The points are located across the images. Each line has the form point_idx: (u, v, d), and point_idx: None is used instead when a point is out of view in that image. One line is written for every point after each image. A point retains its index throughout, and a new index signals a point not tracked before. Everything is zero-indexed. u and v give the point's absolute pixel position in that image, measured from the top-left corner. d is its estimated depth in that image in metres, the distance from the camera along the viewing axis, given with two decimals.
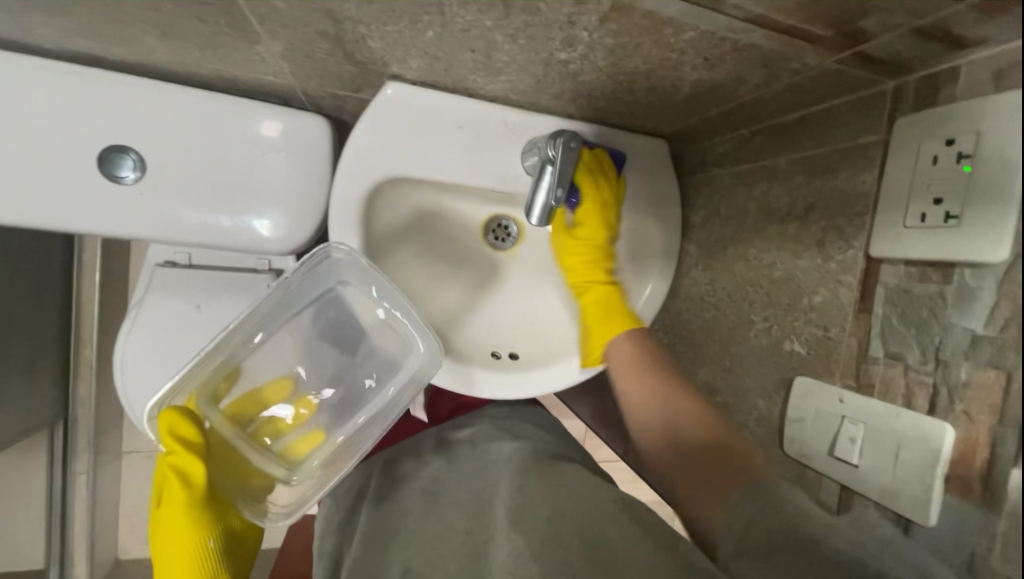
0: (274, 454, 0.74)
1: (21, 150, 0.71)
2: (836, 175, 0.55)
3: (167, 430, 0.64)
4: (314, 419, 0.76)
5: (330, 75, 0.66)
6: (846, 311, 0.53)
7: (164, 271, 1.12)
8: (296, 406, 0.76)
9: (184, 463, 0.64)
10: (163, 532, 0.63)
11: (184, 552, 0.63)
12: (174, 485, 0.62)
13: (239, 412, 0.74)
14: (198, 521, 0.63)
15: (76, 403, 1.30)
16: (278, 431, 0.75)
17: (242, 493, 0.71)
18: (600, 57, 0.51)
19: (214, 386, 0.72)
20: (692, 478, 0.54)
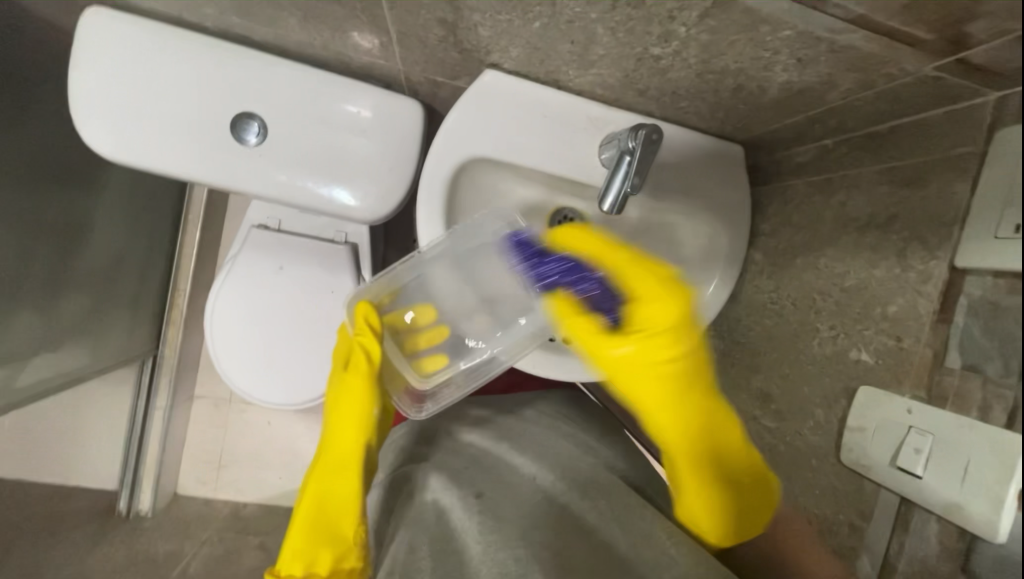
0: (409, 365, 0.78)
1: (173, 110, 0.84)
2: (924, 186, 0.55)
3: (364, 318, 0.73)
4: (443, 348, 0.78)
5: (435, 61, 0.73)
6: (923, 321, 0.52)
7: (257, 232, 1.25)
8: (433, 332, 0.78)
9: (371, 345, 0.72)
10: (341, 402, 0.73)
11: (355, 414, 0.72)
12: (360, 357, 0.72)
13: (395, 321, 0.77)
14: (371, 391, 0.72)
15: (166, 343, 1.45)
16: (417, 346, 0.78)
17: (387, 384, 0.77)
18: (692, 53, 0.54)
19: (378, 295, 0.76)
20: None
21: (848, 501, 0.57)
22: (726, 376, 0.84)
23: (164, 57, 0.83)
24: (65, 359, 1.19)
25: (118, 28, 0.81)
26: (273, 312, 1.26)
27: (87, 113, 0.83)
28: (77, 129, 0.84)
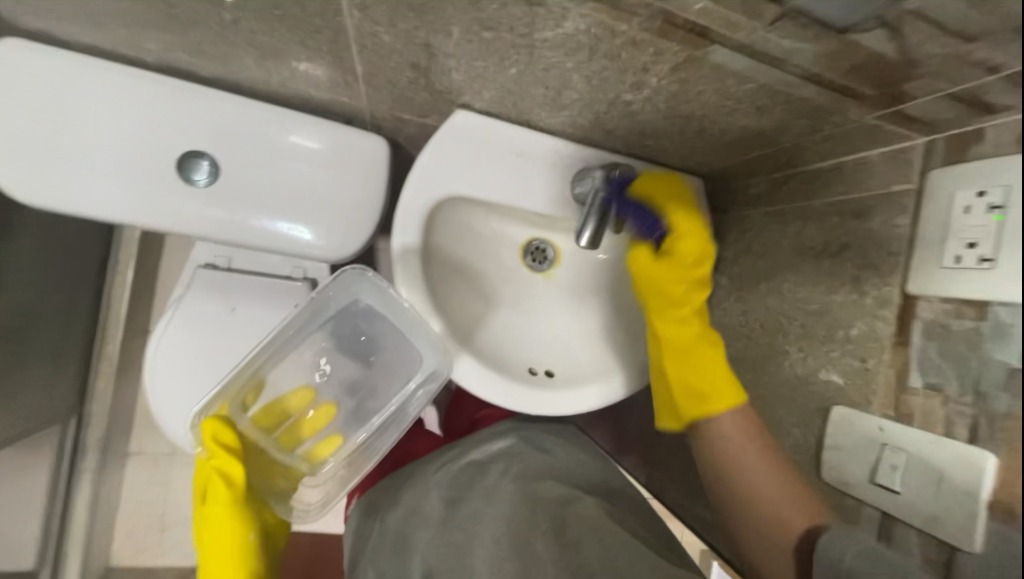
0: (296, 457, 0.81)
1: (110, 150, 0.77)
2: (871, 218, 0.60)
3: (212, 437, 0.71)
4: (330, 425, 0.83)
5: (403, 100, 0.72)
6: (884, 344, 0.57)
7: (204, 273, 1.16)
8: (314, 415, 0.83)
9: (226, 465, 0.70)
10: (207, 536, 0.69)
11: (227, 544, 0.68)
12: (219, 484, 0.69)
13: (270, 421, 0.81)
14: (241, 514, 0.70)
15: (92, 399, 1.31)
16: (297, 437, 0.82)
17: (272, 490, 0.78)
18: (661, 100, 0.57)
19: (242, 399, 0.78)
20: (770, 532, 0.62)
21: None
22: None
23: (99, 95, 0.75)
24: None
25: (39, 61, 0.73)
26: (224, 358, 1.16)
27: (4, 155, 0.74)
28: None
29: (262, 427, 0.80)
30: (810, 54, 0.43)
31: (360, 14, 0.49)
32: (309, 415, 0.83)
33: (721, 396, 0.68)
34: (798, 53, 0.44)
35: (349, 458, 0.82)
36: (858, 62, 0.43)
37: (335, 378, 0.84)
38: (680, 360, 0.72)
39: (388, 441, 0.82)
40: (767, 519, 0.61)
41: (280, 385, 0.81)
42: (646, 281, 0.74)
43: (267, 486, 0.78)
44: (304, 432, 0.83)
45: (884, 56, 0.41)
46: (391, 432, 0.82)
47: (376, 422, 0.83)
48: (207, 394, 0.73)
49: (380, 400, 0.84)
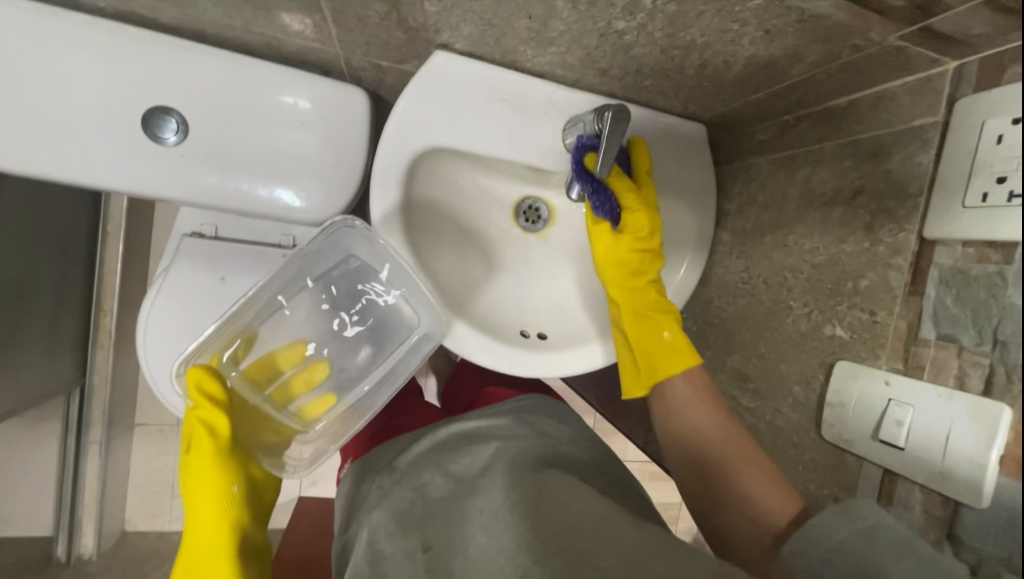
0: (288, 413, 0.80)
1: (70, 106, 0.72)
2: (889, 157, 0.54)
3: (195, 385, 0.69)
4: (325, 383, 0.82)
5: (377, 42, 0.66)
6: (896, 294, 0.53)
7: (190, 241, 1.12)
8: (308, 370, 0.81)
9: (211, 416, 0.69)
10: (192, 486, 0.67)
11: (213, 497, 0.67)
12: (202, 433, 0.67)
13: (262, 375, 0.79)
14: (227, 465, 0.68)
15: (93, 370, 1.32)
16: (290, 393, 0.81)
17: (261, 445, 0.76)
18: (657, 27, 0.51)
19: (232, 350, 0.77)
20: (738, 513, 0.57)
21: (832, 475, 0.58)
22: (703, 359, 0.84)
23: (54, 47, 0.70)
24: None
25: None
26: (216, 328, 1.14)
27: None
28: None
29: (252, 381, 0.78)
30: None
31: None
32: (305, 369, 0.81)
33: (675, 362, 0.68)
34: None
35: (342, 417, 0.81)
36: None
37: (330, 336, 0.83)
38: (633, 320, 0.71)
39: (380, 402, 0.81)
40: (751, 512, 0.55)
41: (271, 339, 0.80)
42: (607, 250, 0.73)
43: (257, 441, 0.77)
44: (297, 388, 0.81)
45: None
46: (384, 392, 0.81)
47: (371, 382, 0.82)
48: (196, 339, 0.71)
49: (375, 357, 0.83)
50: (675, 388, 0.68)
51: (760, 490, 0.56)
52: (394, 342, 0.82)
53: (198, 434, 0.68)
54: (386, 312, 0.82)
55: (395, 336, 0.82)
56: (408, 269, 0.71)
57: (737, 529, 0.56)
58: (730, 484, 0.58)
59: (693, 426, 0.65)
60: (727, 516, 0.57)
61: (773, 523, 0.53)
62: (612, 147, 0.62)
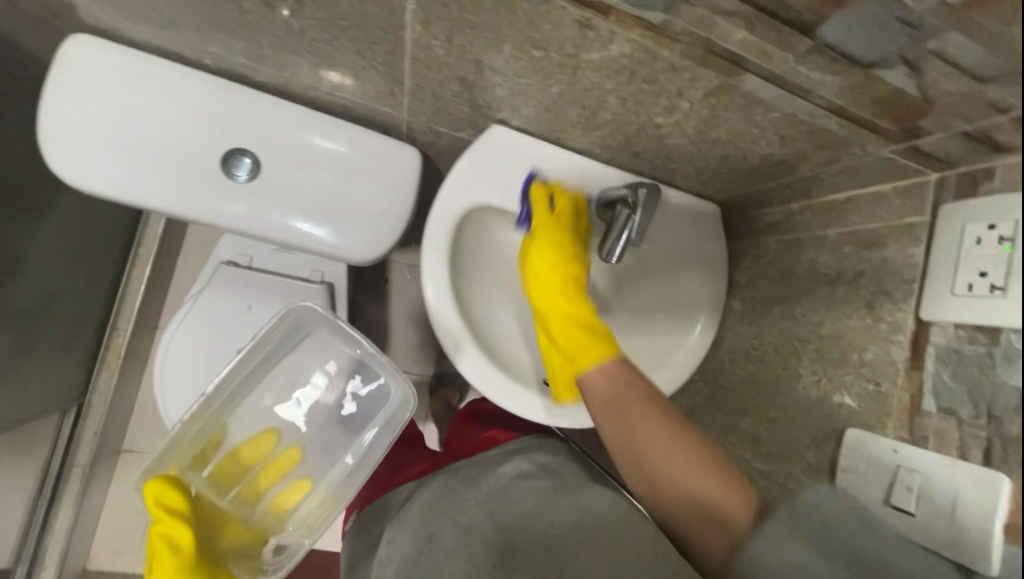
0: (259, 510, 0.85)
1: (161, 142, 0.80)
2: (885, 247, 0.63)
3: (156, 501, 0.71)
4: (296, 470, 0.89)
5: (442, 113, 0.76)
6: (898, 367, 0.58)
7: (225, 269, 1.17)
8: (277, 460, 0.88)
9: (172, 530, 0.70)
10: None
11: None
12: (164, 552, 0.68)
13: (227, 477, 0.85)
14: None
15: (94, 390, 1.29)
16: (259, 489, 0.86)
17: (231, 552, 0.78)
18: (690, 125, 0.61)
19: (198, 454, 0.84)
20: (699, 520, 0.55)
21: None
22: (714, 419, 0.88)
23: (153, 90, 0.79)
24: None
25: (102, 56, 0.76)
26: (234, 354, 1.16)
27: (61, 143, 0.77)
28: (47, 160, 0.77)
29: (218, 484, 0.84)
30: (836, 87, 0.47)
31: (421, 28, 0.54)
32: (274, 460, 0.88)
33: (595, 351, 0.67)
34: (823, 84, 0.47)
35: (320, 501, 0.87)
36: (880, 97, 0.47)
37: (299, 425, 0.90)
38: (558, 328, 0.72)
39: (358, 479, 0.87)
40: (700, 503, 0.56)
41: (239, 433, 0.87)
42: (537, 275, 0.75)
43: (228, 546, 0.79)
44: (263, 484, 0.87)
45: (905, 92, 0.45)
46: (361, 470, 0.88)
47: (348, 461, 0.90)
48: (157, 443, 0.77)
49: (345, 434, 0.91)
50: (593, 381, 0.66)
51: (703, 481, 0.56)
52: (367, 421, 0.91)
53: (157, 557, 0.69)
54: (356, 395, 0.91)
55: (365, 421, 0.91)
56: (448, 313, 0.75)
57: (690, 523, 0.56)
58: (672, 485, 0.57)
59: (630, 428, 0.61)
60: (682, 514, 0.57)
61: (729, 522, 0.53)
62: (646, 221, 0.70)
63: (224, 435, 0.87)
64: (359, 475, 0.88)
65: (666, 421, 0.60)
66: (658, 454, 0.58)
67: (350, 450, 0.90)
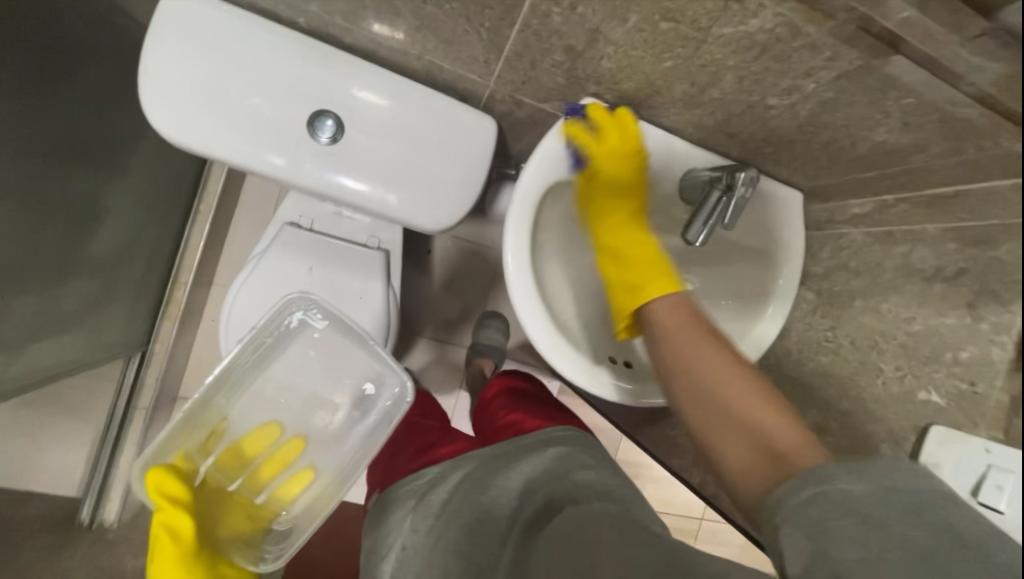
0: (264, 496, 0.91)
1: (253, 100, 0.81)
2: (994, 246, 0.61)
3: (158, 489, 0.73)
4: (297, 461, 0.95)
5: (533, 83, 0.75)
6: (998, 368, 0.57)
7: (289, 230, 1.19)
8: (279, 452, 0.94)
9: (174, 519, 0.71)
10: None
11: None
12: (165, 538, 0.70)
13: (230, 465, 0.91)
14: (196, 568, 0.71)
15: (155, 338, 1.34)
16: (262, 478, 0.92)
17: (230, 539, 0.82)
18: (805, 107, 0.59)
19: (202, 442, 0.89)
20: (742, 435, 0.47)
21: None
22: None
23: (246, 46, 0.79)
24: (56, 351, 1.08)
25: (204, 14, 0.78)
26: None
27: (160, 97, 0.77)
28: (146, 112, 0.78)
29: (224, 470, 0.89)
30: None
31: None
32: (275, 452, 0.94)
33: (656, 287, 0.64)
34: None
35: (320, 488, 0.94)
36: None
37: (294, 417, 0.97)
38: (615, 254, 0.70)
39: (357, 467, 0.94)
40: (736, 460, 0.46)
41: (244, 425, 0.94)
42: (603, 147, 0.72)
43: (227, 536, 0.83)
44: (264, 474, 0.93)
45: None
46: (359, 458, 0.94)
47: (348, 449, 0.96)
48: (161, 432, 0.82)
49: (341, 425, 0.98)
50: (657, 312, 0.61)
51: (775, 425, 0.46)
52: (363, 412, 0.98)
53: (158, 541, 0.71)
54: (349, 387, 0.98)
55: (359, 412, 0.98)
56: (530, 286, 0.76)
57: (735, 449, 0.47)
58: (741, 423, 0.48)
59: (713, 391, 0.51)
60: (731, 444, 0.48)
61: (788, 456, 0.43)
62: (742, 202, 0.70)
63: (227, 427, 0.93)
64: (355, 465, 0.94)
65: (732, 356, 0.53)
66: (727, 373, 0.51)
67: (348, 440, 0.97)
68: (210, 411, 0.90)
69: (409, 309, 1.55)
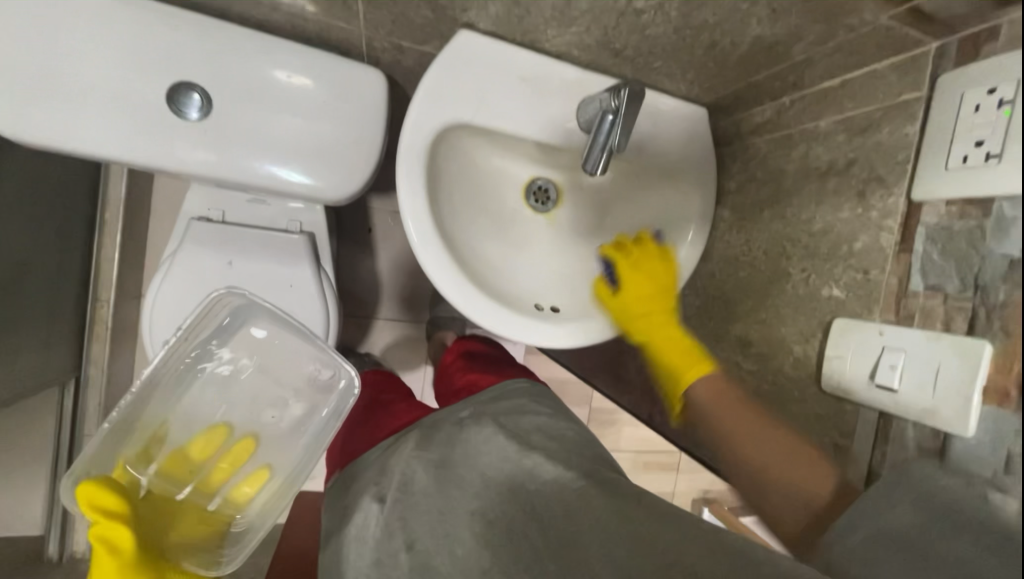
0: (218, 500, 0.84)
1: (93, 79, 0.72)
2: (878, 131, 0.60)
3: (88, 503, 0.67)
4: (252, 459, 0.88)
5: (403, 21, 0.69)
6: (887, 252, 0.58)
7: (198, 225, 1.12)
8: (232, 450, 0.87)
9: (110, 531, 0.66)
10: None
11: None
12: (100, 554, 0.64)
13: (176, 470, 0.82)
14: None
15: (88, 361, 1.30)
16: (215, 481, 0.84)
17: (181, 549, 0.76)
18: (673, 7, 0.55)
19: (140, 449, 0.80)
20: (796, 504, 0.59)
21: (831, 424, 0.63)
22: (704, 331, 0.89)
23: (75, 17, 0.70)
24: None
25: None
26: None
27: None
28: None
29: (170, 479, 0.81)
30: None
31: None
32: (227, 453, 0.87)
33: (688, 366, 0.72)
34: None
35: (278, 486, 0.87)
36: None
37: (242, 416, 0.90)
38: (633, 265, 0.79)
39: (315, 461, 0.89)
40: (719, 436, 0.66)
41: (184, 430, 0.86)
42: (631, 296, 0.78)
43: (178, 542, 0.77)
44: (216, 478, 0.85)
45: None
46: (317, 451, 0.89)
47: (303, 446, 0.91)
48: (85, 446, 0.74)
49: (294, 421, 0.91)
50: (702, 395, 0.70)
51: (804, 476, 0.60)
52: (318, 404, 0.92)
53: (96, 557, 0.65)
54: (297, 376, 0.93)
55: (312, 406, 0.92)
56: (433, 243, 0.72)
57: (791, 514, 0.59)
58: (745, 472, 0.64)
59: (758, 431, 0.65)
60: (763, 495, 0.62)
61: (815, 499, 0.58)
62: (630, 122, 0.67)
63: (167, 431, 0.85)
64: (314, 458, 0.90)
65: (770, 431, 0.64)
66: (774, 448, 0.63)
67: (303, 435, 0.91)
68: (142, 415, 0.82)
69: (355, 293, 1.50)
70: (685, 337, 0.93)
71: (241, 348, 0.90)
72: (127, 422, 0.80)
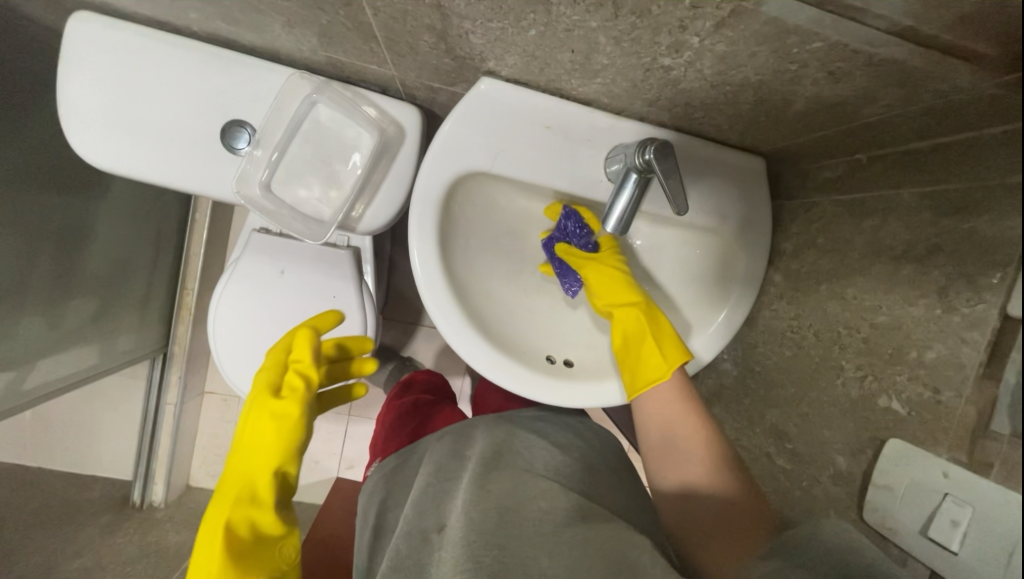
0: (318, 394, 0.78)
1: (165, 120, 0.78)
2: (972, 216, 0.47)
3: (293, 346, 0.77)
4: (307, 213, 0.85)
5: (428, 68, 0.68)
6: (967, 374, 0.46)
7: (258, 236, 1.19)
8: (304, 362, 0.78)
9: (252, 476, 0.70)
10: (251, 426, 0.72)
11: (277, 445, 0.71)
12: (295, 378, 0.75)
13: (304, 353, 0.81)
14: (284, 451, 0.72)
15: (174, 340, 1.44)
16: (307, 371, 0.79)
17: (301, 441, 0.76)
18: (706, 65, 0.48)
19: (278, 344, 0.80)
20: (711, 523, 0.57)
21: None
22: (740, 407, 0.78)
23: (149, 64, 0.75)
24: (76, 360, 1.22)
25: (107, 35, 0.74)
26: (275, 316, 1.21)
27: (82, 126, 0.77)
28: (73, 145, 0.78)
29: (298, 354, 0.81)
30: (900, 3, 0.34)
31: None
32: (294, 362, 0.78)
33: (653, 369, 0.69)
34: None
35: (333, 209, 0.84)
36: (968, 12, 0.33)
37: (298, 168, 0.83)
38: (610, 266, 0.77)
39: (366, 199, 0.85)
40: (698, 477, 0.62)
41: (251, 176, 0.81)
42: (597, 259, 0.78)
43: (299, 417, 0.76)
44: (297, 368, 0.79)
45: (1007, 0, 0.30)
46: (359, 199, 0.85)
47: (354, 177, 0.83)
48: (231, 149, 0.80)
49: (344, 170, 0.83)
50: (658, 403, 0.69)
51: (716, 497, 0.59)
52: (366, 175, 0.84)
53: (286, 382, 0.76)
54: (340, 163, 0.83)
55: (358, 174, 0.83)
56: (442, 289, 0.71)
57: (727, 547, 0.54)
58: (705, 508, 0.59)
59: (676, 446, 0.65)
60: (707, 541, 0.55)
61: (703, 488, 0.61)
62: (672, 185, 0.58)
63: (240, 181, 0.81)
64: (366, 204, 0.86)
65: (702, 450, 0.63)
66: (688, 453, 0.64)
67: (347, 195, 0.84)
68: (239, 165, 0.80)
69: (400, 305, 1.54)
70: (719, 407, 0.84)
71: (305, 133, 0.81)
72: (222, 134, 0.79)
